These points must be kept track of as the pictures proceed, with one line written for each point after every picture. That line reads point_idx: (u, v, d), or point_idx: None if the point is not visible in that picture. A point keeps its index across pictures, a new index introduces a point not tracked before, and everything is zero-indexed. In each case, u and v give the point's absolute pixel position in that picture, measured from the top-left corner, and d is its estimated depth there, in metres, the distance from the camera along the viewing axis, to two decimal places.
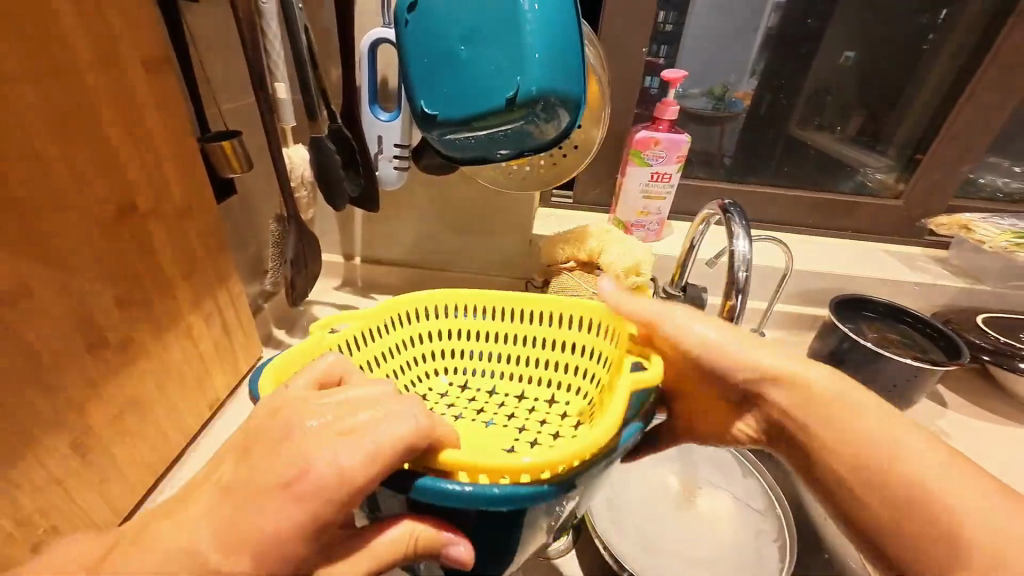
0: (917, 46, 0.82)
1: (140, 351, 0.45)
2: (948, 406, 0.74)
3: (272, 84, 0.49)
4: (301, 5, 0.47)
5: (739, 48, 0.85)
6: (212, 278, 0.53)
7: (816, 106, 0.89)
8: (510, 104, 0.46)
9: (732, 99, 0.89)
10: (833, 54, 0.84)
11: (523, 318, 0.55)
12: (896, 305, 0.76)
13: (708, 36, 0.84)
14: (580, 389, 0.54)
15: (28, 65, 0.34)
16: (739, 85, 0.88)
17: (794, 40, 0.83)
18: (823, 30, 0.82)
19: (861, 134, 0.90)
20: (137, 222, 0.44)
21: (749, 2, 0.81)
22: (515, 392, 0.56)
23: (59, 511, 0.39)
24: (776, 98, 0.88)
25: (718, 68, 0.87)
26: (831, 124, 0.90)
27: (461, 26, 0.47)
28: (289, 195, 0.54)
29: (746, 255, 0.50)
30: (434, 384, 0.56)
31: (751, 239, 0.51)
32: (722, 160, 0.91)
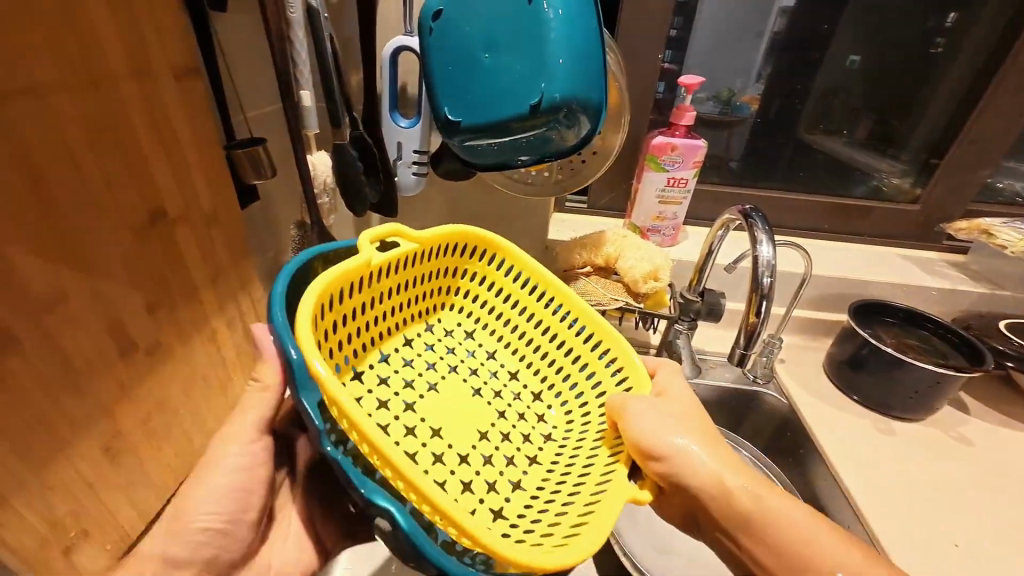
0: (929, 51, 0.81)
1: (168, 355, 0.46)
2: (971, 414, 0.73)
3: (297, 92, 0.49)
4: (326, 14, 0.48)
5: (746, 54, 0.85)
6: (235, 283, 0.54)
7: (825, 110, 0.88)
8: (532, 111, 0.46)
9: (740, 104, 0.88)
10: (841, 58, 0.84)
11: (560, 314, 0.53)
12: (916, 311, 0.74)
13: (715, 40, 0.83)
14: (567, 403, 0.51)
15: (68, 74, 0.35)
16: (746, 90, 0.87)
17: (807, 44, 0.83)
18: (835, 35, 0.82)
19: (873, 139, 0.90)
20: (167, 229, 0.44)
21: (756, 7, 0.81)
22: (510, 370, 0.53)
23: (89, 514, 0.40)
24: (787, 102, 0.87)
25: (724, 74, 0.86)
26: (839, 128, 0.90)
27: (485, 34, 0.48)
28: (312, 201, 0.55)
29: (770, 260, 0.49)
30: (447, 321, 0.55)
31: (775, 245, 0.50)
32: (730, 165, 0.91)
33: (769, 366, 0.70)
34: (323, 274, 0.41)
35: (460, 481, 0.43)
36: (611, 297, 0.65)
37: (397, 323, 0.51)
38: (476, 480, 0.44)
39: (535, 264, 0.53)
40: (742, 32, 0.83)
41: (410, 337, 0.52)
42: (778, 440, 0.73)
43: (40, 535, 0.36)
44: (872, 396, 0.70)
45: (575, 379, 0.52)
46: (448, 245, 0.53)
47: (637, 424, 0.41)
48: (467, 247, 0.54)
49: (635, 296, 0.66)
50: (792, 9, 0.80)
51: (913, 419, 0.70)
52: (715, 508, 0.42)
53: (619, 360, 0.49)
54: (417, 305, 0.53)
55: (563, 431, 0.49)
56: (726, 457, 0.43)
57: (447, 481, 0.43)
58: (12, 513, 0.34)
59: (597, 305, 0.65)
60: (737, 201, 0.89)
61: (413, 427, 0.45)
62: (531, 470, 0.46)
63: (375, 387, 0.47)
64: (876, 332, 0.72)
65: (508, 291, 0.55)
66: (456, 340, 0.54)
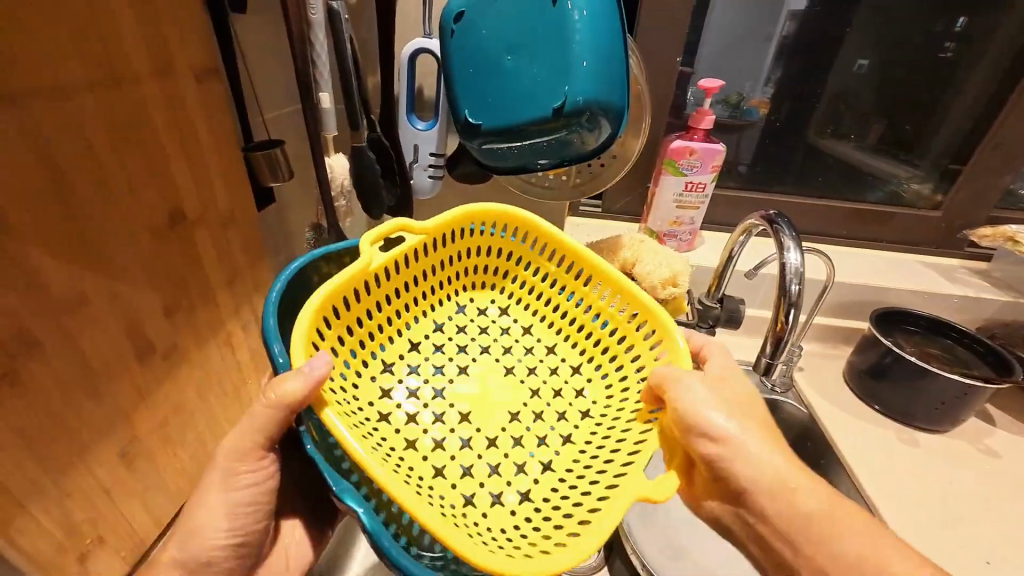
0: (938, 54, 0.80)
1: (184, 358, 0.45)
2: (997, 426, 0.72)
3: (317, 94, 0.49)
4: (347, 16, 0.48)
5: (754, 55, 0.83)
6: (251, 285, 0.53)
7: (834, 114, 0.87)
8: (556, 113, 0.45)
9: (748, 108, 0.86)
10: (847, 62, 0.82)
11: (594, 289, 0.51)
12: (939, 320, 0.73)
13: (727, 38, 0.80)
14: (608, 381, 0.49)
15: (91, 72, 0.35)
16: (754, 93, 0.85)
17: (825, 47, 0.81)
18: (846, 37, 0.80)
19: (885, 143, 0.88)
20: (186, 231, 0.44)
21: (767, 8, 0.79)
22: (547, 350, 0.51)
23: (106, 520, 0.39)
24: (798, 105, 0.86)
25: (731, 77, 0.84)
26: (848, 132, 0.88)
27: (507, 36, 0.47)
28: (329, 204, 0.54)
29: (798, 267, 0.48)
30: (480, 300, 0.53)
31: (802, 251, 0.49)
32: (739, 169, 0.90)
33: (787, 374, 0.69)
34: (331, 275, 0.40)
35: (487, 464, 0.42)
36: None
37: (425, 308, 0.50)
38: (503, 464, 0.43)
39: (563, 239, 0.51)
40: (751, 34, 0.81)
41: (440, 321, 0.51)
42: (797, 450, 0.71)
43: (56, 539, 0.36)
44: (895, 406, 0.69)
45: (617, 357, 0.50)
46: (467, 227, 0.50)
47: (685, 401, 0.40)
48: (493, 223, 0.51)
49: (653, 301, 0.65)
50: (803, 12, 0.79)
51: (938, 430, 0.68)
52: (747, 491, 0.39)
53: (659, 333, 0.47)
54: (444, 288, 0.52)
55: (604, 411, 0.47)
56: (768, 443, 0.40)
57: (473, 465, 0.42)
58: (28, 516, 0.34)
59: None
60: (754, 206, 0.88)
61: (440, 413, 0.45)
62: (564, 452, 0.44)
63: (404, 375, 0.46)
64: (898, 340, 0.71)
65: (539, 267, 0.53)
66: (487, 320, 0.52)
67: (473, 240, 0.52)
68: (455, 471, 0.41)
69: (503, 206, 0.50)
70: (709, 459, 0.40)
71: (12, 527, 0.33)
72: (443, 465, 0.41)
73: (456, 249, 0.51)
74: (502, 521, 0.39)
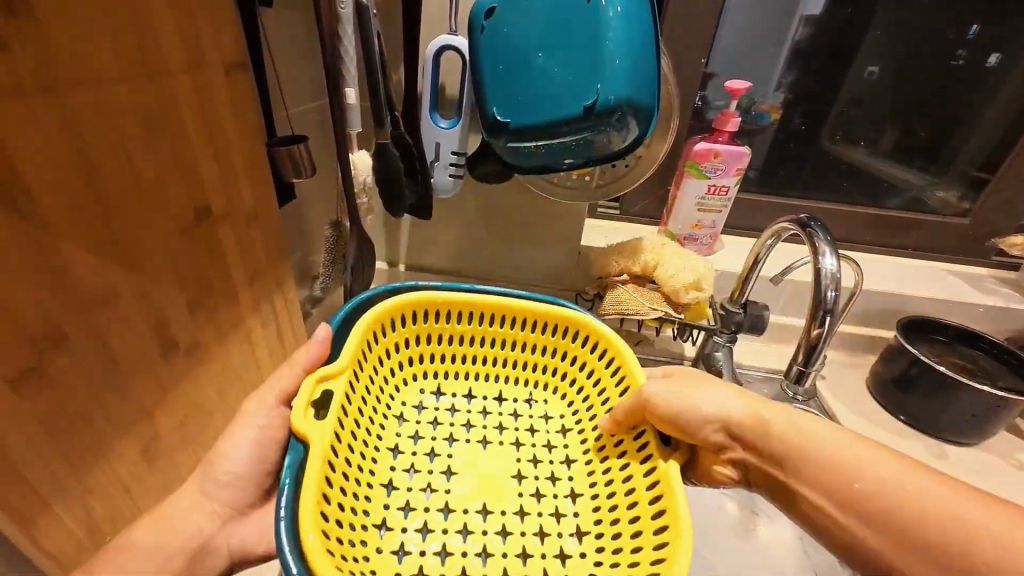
0: (950, 62, 0.79)
1: (205, 355, 0.45)
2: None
3: (343, 90, 0.48)
4: (375, 12, 0.47)
5: (766, 61, 0.81)
6: (271, 283, 0.53)
7: (848, 119, 0.85)
8: (587, 112, 0.45)
9: (759, 112, 0.85)
10: (856, 71, 0.81)
11: (528, 326, 0.56)
12: (970, 329, 0.70)
13: (738, 44, 0.79)
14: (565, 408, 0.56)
15: (127, 65, 0.34)
16: (766, 98, 0.84)
17: (843, 50, 0.80)
18: (863, 40, 0.79)
19: (899, 149, 0.87)
20: (210, 227, 0.43)
21: (778, 14, 0.78)
22: (516, 407, 0.55)
23: (125, 519, 0.39)
24: (810, 109, 0.84)
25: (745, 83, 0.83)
26: (862, 138, 0.86)
27: (539, 33, 0.46)
28: (351, 198, 0.53)
29: (835, 272, 0.47)
30: (414, 397, 0.55)
31: (838, 256, 0.48)
32: (750, 173, 0.88)
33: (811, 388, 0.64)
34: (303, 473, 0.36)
35: (516, 540, 0.44)
36: (650, 307, 0.63)
37: (380, 423, 0.50)
38: (537, 541, 0.44)
39: (502, 299, 0.55)
40: (762, 40, 0.80)
41: (399, 416, 0.52)
42: None
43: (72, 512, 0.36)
44: (921, 418, 0.67)
45: (568, 394, 0.56)
46: (398, 315, 0.53)
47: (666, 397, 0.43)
48: (412, 306, 0.54)
49: (675, 306, 0.64)
50: (817, 18, 0.78)
51: (966, 442, 0.66)
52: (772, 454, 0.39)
53: (580, 330, 0.55)
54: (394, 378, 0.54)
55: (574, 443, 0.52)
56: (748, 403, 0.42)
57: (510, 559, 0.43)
58: (51, 515, 0.33)
59: (635, 316, 0.63)
60: (770, 212, 0.87)
61: (462, 523, 0.44)
62: (579, 506, 0.47)
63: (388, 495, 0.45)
64: (927, 350, 0.69)
65: (473, 330, 0.56)
66: (434, 413, 0.54)
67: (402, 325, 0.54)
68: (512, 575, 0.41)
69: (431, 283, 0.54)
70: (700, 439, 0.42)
71: (34, 525, 0.32)
72: (477, 558, 0.42)
73: (395, 334, 0.54)
74: None
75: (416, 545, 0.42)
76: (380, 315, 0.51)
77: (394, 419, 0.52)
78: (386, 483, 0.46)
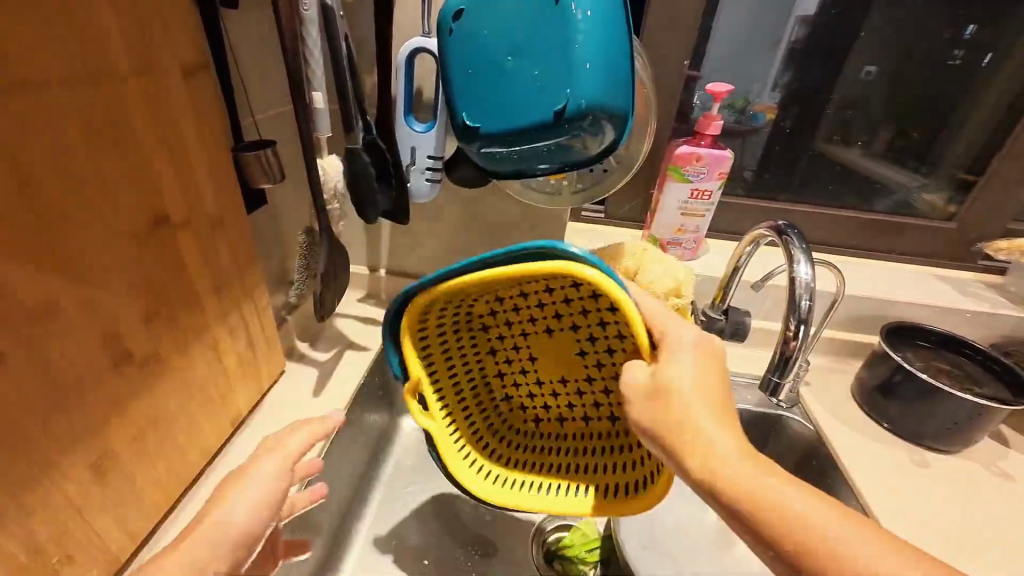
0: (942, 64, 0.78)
1: (165, 366, 0.44)
2: (1012, 447, 0.68)
3: (309, 94, 0.47)
4: (341, 14, 0.46)
5: (761, 62, 0.81)
6: (238, 292, 0.51)
7: (842, 120, 0.84)
8: (557, 117, 0.44)
9: (754, 113, 0.84)
10: (853, 70, 0.80)
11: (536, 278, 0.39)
12: (951, 335, 0.70)
13: (733, 45, 0.79)
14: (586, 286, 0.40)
15: (68, 66, 0.33)
16: (761, 97, 0.83)
17: (836, 51, 0.79)
18: (857, 42, 0.78)
19: (892, 150, 0.86)
20: (167, 234, 0.42)
21: (772, 13, 0.77)
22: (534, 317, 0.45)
23: (74, 538, 0.37)
24: (802, 112, 0.84)
25: (739, 82, 0.83)
26: (856, 138, 0.85)
27: (508, 35, 0.45)
28: (321, 206, 0.52)
29: (808, 281, 0.46)
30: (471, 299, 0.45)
31: (813, 264, 0.47)
32: (743, 175, 0.87)
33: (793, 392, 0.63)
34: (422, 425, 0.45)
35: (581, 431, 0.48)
36: None
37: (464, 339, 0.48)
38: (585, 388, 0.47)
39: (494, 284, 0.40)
40: (756, 39, 0.79)
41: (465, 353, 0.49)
42: (802, 468, 0.68)
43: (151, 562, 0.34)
44: (904, 426, 0.66)
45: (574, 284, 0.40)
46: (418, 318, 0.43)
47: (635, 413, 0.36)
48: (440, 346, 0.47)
49: None
50: (811, 19, 0.77)
51: (948, 451, 0.66)
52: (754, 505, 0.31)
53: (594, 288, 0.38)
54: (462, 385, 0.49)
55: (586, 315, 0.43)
56: (711, 407, 0.35)
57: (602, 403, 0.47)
58: None
59: None
60: (756, 215, 0.86)
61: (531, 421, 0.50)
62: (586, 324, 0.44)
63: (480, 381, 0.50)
64: (910, 357, 0.68)
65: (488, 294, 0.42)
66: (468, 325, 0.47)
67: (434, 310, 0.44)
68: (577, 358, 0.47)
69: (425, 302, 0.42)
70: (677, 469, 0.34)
71: None
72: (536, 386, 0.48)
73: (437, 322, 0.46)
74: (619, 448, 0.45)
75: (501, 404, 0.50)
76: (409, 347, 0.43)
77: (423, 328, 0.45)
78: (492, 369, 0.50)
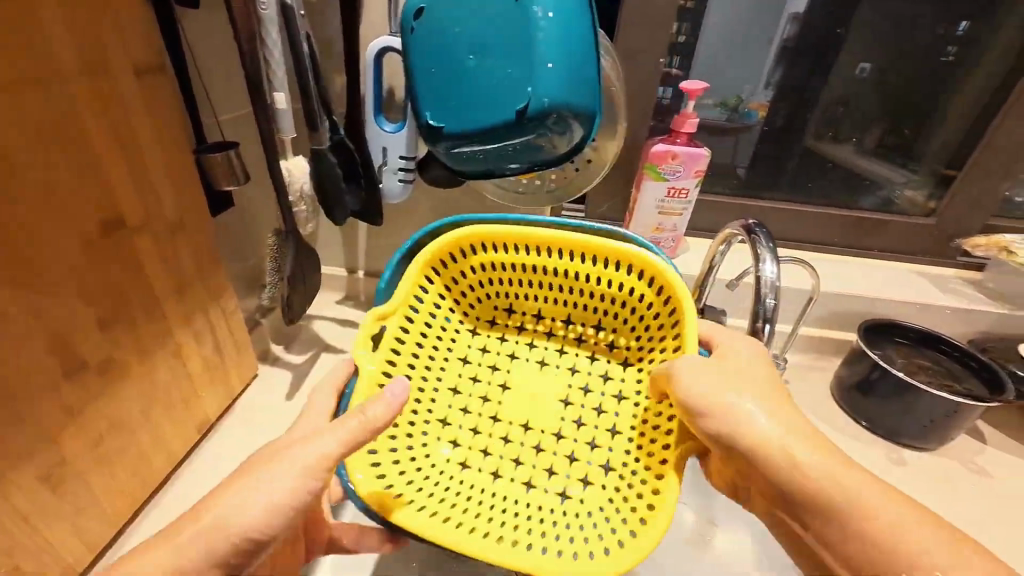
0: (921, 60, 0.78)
1: (125, 372, 0.43)
2: (988, 443, 0.68)
3: (270, 95, 0.46)
4: (302, 13, 0.45)
5: (756, 58, 0.80)
6: (204, 296, 0.51)
7: (832, 117, 0.84)
8: (519, 117, 0.43)
9: (747, 111, 0.84)
10: (848, 66, 0.80)
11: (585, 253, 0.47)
12: (929, 332, 0.70)
13: (726, 42, 0.78)
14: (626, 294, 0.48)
15: (10, 69, 0.32)
16: (754, 96, 0.83)
17: (829, 47, 0.78)
18: (846, 37, 0.78)
19: (884, 146, 0.86)
20: (124, 239, 0.41)
21: (767, 8, 0.77)
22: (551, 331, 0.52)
23: (25, 549, 0.37)
24: (793, 110, 0.83)
25: (733, 79, 0.82)
26: (847, 136, 0.85)
27: (470, 33, 0.44)
28: (287, 208, 0.51)
29: (774, 280, 0.45)
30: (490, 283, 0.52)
31: (779, 263, 0.46)
32: (737, 172, 0.87)
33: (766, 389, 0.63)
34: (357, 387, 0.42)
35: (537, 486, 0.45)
36: None
37: (449, 339, 0.51)
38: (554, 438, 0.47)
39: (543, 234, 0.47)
40: (750, 36, 0.79)
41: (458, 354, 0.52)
42: None
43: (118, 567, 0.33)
44: (883, 423, 0.66)
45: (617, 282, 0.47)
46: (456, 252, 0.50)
47: (686, 385, 0.39)
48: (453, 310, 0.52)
49: None
50: (803, 15, 0.77)
51: (925, 448, 0.66)
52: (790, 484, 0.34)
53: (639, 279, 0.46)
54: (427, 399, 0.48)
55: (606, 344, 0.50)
56: (762, 397, 0.38)
57: (575, 460, 0.46)
58: None
59: None
60: (737, 213, 0.85)
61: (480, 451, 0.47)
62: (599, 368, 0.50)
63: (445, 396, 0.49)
64: (888, 354, 0.68)
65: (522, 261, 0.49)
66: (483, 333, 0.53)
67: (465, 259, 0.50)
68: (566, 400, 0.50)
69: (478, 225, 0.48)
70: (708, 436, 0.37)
71: None
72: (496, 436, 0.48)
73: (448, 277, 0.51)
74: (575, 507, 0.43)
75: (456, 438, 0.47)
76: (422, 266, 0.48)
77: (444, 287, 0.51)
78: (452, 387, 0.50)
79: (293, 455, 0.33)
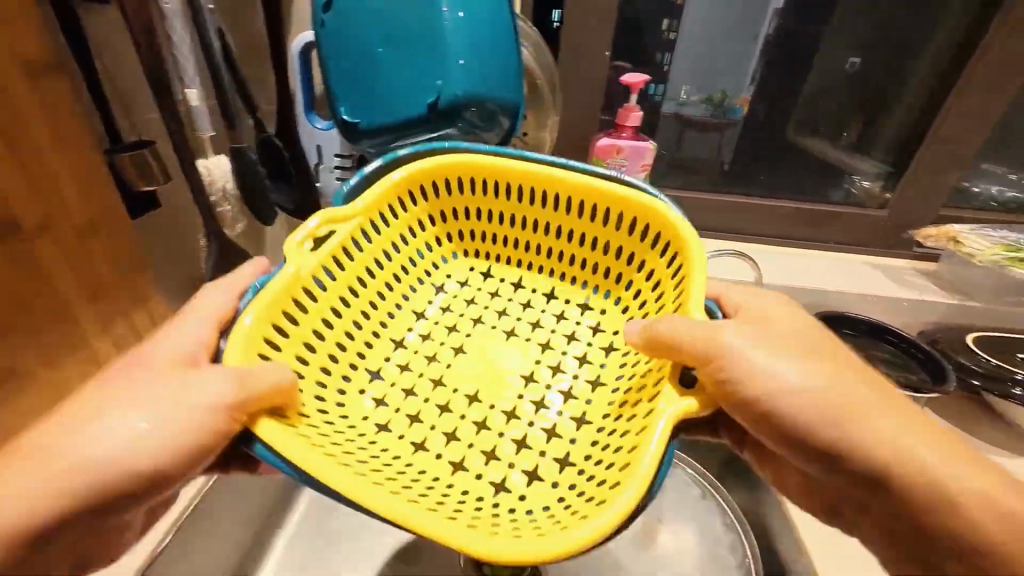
0: (869, 57, 0.81)
1: (24, 378, 0.42)
2: None
3: (181, 92, 0.45)
4: (211, 7, 0.45)
5: (740, 56, 0.84)
6: (125, 300, 0.49)
7: (813, 111, 0.87)
8: (432, 111, 0.43)
9: (732, 106, 0.87)
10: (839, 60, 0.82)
11: (587, 211, 0.48)
12: (878, 323, 0.69)
13: (711, 40, 0.82)
14: (637, 282, 0.48)
15: None
16: (739, 93, 0.86)
17: (805, 43, 0.82)
18: (824, 32, 0.81)
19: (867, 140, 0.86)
20: (17, 241, 0.40)
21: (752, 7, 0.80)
22: (529, 297, 0.52)
23: None
24: (773, 105, 0.87)
25: (718, 77, 0.85)
26: (826, 131, 0.88)
27: (382, 25, 0.43)
28: (208, 209, 0.50)
29: None
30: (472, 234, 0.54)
31: None
32: (721, 167, 0.89)
33: None
34: (270, 281, 0.40)
35: (472, 470, 0.41)
36: None
37: (410, 285, 0.51)
38: (503, 422, 0.44)
39: (541, 172, 0.47)
40: (734, 34, 0.82)
41: (416, 308, 0.51)
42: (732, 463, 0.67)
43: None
44: None
45: (627, 251, 0.48)
46: (432, 184, 0.50)
47: (728, 347, 0.35)
48: (427, 251, 0.53)
49: None
50: (783, 10, 0.80)
51: None
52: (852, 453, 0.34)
53: (661, 252, 0.45)
54: (374, 347, 0.47)
55: (601, 337, 0.49)
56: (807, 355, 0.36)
57: (522, 447, 0.42)
58: None
59: None
60: (693, 207, 0.84)
61: (416, 412, 0.44)
62: (584, 367, 0.48)
63: (389, 346, 0.48)
64: None
65: (509, 210, 0.51)
66: (458, 295, 0.52)
67: (450, 200, 0.52)
68: (534, 383, 0.47)
69: (461, 152, 0.48)
70: (739, 400, 0.35)
71: None
72: (433, 406, 0.45)
73: (427, 211, 0.52)
74: (509, 501, 0.38)
75: (391, 398, 0.45)
76: (400, 182, 0.47)
77: (424, 226, 0.52)
78: (396, 339, 0.49)
79: (241, 370, 0.34)
